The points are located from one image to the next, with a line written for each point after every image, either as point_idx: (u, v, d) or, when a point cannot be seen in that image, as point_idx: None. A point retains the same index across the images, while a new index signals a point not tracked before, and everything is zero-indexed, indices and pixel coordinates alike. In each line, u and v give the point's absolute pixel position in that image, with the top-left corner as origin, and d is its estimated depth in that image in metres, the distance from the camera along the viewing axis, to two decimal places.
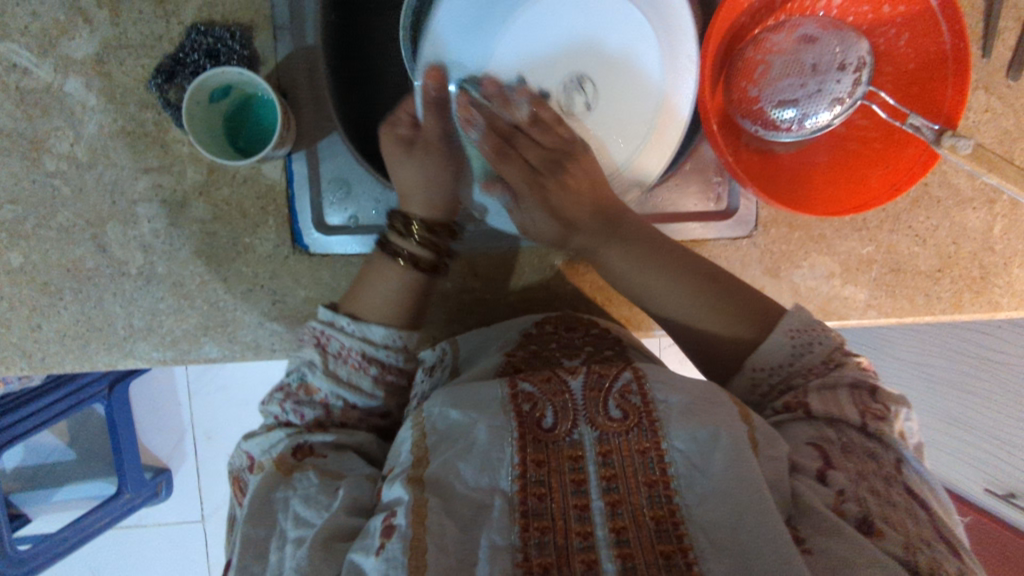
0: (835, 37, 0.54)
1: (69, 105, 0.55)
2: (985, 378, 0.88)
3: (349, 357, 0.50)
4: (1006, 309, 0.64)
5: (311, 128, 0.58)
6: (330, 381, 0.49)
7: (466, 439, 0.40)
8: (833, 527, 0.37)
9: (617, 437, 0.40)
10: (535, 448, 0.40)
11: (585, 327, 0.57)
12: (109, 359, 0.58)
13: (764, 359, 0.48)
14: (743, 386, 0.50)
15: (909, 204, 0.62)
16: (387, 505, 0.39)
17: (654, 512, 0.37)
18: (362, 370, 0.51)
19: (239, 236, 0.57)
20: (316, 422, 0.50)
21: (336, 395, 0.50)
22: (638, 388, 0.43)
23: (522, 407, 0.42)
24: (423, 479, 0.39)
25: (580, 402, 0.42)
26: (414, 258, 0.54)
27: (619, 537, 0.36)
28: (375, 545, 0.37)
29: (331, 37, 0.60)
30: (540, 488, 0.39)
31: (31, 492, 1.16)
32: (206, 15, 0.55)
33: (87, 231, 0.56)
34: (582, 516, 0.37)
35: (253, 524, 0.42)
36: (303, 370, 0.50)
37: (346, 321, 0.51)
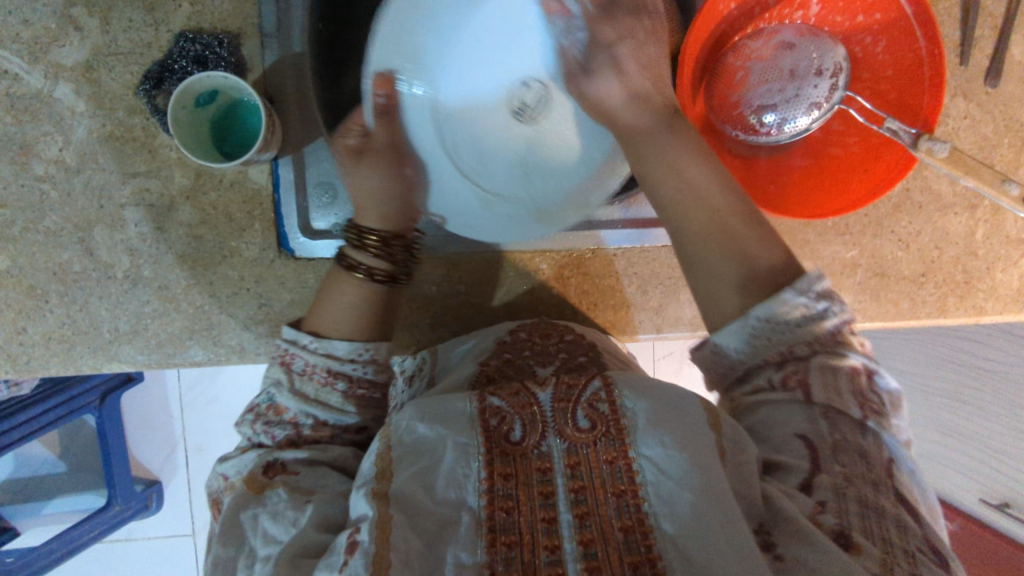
0: (811, 44, 0.56)
1: (58, 111, 0.56)
2: (981, 385, 0.88)
3: (315, 374, 0.50)
4: (990, 313, 0.64)
5: (296, 134, 0.59)
6: (297, 400, 0.49)
7: (431, 456, 0.40)
8: (806, 537, 0.36)
9: (585, 449, 0.40)
10: (503, 462, 0.40)
11: (560, 333, 0.57)
12: (94, 363, 0.58)
13: (770, 314, 0.44)
14: (731, 346, 0.46)
15: (890, 209, 0.63)
16: (353, 522, 0.39)
17: (622, 523, 0.37)
18: (329, 385, 0.50)
19: (224, 240, 0.57)
20: (288, 440, 0.49)
21: (305, 413, 0.49)
22: (606, 396, 0.42)
23: (490, 421, 0.42)
24: (388, 495, 0.39)
25: (549, 413, 0.42)
26: (371, 271, 0.52)
27: (587, 550, 0.36)
28: (339, 563, 0.37)
29: (318, 44, 0.61)
30: (508, 502, 0.38)
31: (20, 505, 1.16)
32: (195, 24, 0.56)
33: (74, 234, 0.56)
34: (549, 528, 0.37)
35: (223, 547, 0.43)
36: (271, 391, 0.50)
37: (308, 338, 0.51)
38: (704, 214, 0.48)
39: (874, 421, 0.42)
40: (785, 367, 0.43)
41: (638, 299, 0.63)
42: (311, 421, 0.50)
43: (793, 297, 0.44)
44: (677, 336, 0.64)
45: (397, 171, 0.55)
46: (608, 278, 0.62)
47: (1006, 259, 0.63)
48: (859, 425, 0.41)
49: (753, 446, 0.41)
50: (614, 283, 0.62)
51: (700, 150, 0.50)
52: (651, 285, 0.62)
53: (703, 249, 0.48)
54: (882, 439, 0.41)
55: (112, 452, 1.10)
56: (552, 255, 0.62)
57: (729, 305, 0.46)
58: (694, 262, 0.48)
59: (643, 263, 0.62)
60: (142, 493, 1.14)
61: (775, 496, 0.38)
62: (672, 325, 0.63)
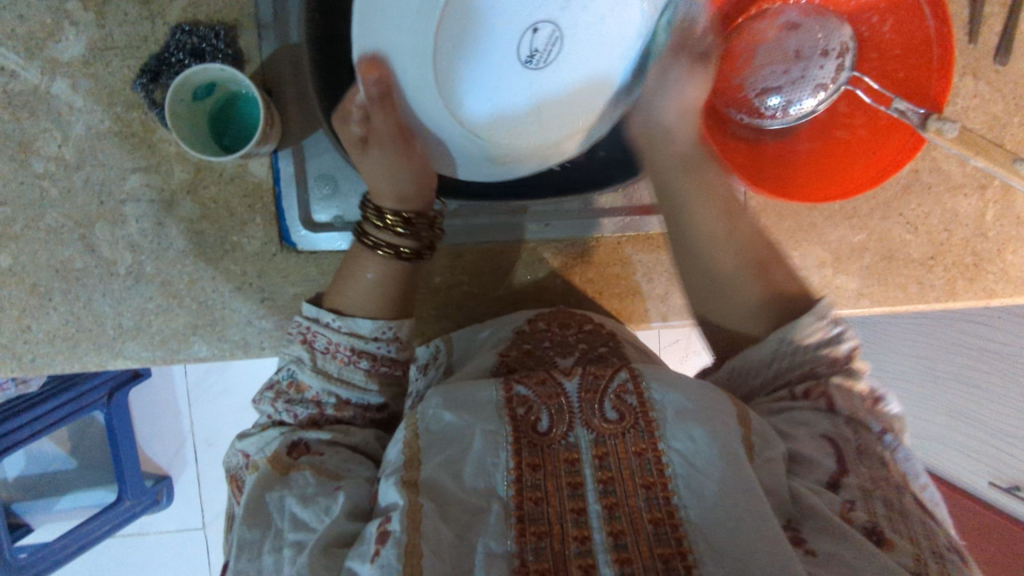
0: (816, 23, 0.55)
1: (56, 107, 0.55)
2: (987, 366, 0.88)
3: (338, 352, 0.49)
4: (1001, 295, 0.63)
5: (295, 126, 0.58)
6: (320, 378, 0.48)
7: (459, 444, 0.40)
8: (839, 533, 0.36)
9: (613, 440, 0.40)
10: (531, 452, 0.40)
11: (579, 323, 0.57)
12: (99, 360, 0.58)
13: (791, 337, 0.47)
14: (755, 360, 0.48)
15: (899, 191, 0.62)
16: (382, 511, 0.39)
17: (652, 515, 0.37)
18: (353, 364, 0.49)
19: (227, 235, 0.57)
20: (311, 419, 0.49)
21: (328, 392, 0.49)
22: (634, 388, 0.42)
23: (517, 411, 0.42)
24: (417, 484, 0.38)
25: (576, 403, 0.42)
26: (393, 246, 0.49)
27: (617, 542, 0.36)
28: (370, 552, 0.37)
29: (316, 36, 0.60)
30: (536, 492, 0.38)
31: (32, 501, 1.17)
32: (191, 16, 0.56)
33: (76, 231, 0.56)
34: (579, 519, 0.37)
35: (248, 528, 0.42)
36: (292, 367, 0.49)
37: (330, 317, 0.49)
38: (709, 236, 0.53)
39: (892, 435, 0.44)
40: (808, 381, 0.46)
41: (645, 287, 0.62)
42: (336, 398, 0.49)
43: (813, 321, 0.47)
44: (683, 324, 0.63)
45: (408, 148, 0.47)
46: (613, 267, 0.62)
47: (1017, 240, 0.62)
48: (878, 437, 0.43)
49: (780, 442, 0.41)
50: (619, 271, 0.62)
51: (705, 179, 0.54)
52: (657, 272, 0.62)
53: (706, 260, 0.52)
54: (896, 453, 0.43)
55: (121, 448, 1.10)
56: (556, 244, 0.61)
57: (738, 318, 0.51)
58: (692, 268, 0.53)
59: (648, 251, 0.62)
60: (152, 488, 1.15)
61: (802, 491, 0.39)
62: (679, 313, 0.63)
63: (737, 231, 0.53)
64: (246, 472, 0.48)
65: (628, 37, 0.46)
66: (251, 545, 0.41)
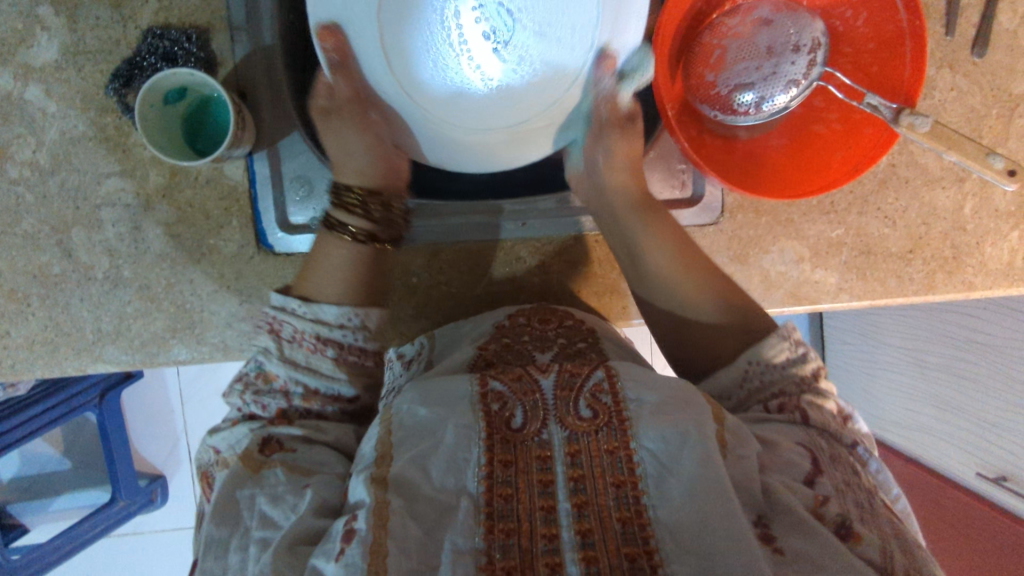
0: (788, 20, 0.55)
1: (29, 113, 0.55)
2: (978, 360, 0.86)
3: (304, 340, 0.49)
4: (981, 288, 0.63)
5: (271, 128, 0.58)
6: (287, 368, 0.49)
7: (432, 439, 0.40)
8: (806, 527, 0.37)
9: (586, 437, 0.40)
10: (503, 448, 0.40)
11: (559, 319, 0.56)
12: (79, 364, 0.58)
13: (758, 357, 0.48)
14: (727, 384, 0.49)
15: (876, 185, 0.62)
16: (350, 509, 0.39)
17: (621, 514, 0.37)
18: (319, 353, 0.49)
19: (203, 237, 0.57)
20: (279, 411, 0.49)
21: (295, 381, 0.49)
22: (609, 387, 0.43)
23: (492, 406, 0.42)
24: (387, 481, 0.38)
25: (551, 402, 0.42)
26: (356, 232, 0.53)
27: (584, 540, 0.36)
28: (336, 550, 0.36)
29: (290, 37, 0.60)
30: (507, 489, 0.38)
31: (27, 502, 1.17)
32: (163, 19, 0.56)
33: (52, 237, 0.56)
34: (548, 517, 0.37)
35: (216, 524, 0.41)
36: (260, 358, 0.49)
37: (297, 302, 0.50)
38: (668, 283, 0.53)
39: (863, 447, 0.45)
40: (777, 396, 0.47)
41: (623, 284, 0.62)
42: (302, 388, 0.49)
43: (780, 343, 0.48)
44: None
45: (365, 119, 0.55)
46: (592, 264, 0.62)
47: (995, 233, 0.62)
48: (849, 448, 0.45)
49: (756, 442, 0.41)
50: (598, 269, 0.62)
51: (655, 220, 0.55)
52: None
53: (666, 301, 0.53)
54: (867, 464, 0.45)
55: (114, 448, 1.10)
56: (534, 242, 0.62)
57: (707, 336, 0.51)
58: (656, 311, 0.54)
59: None
60: (146, 488, 1.16)
61: (774, 488, 0.39)
62: None
63: (692, 274, 0.53)
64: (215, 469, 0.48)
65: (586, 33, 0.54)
66: (219, 543, 0.41)
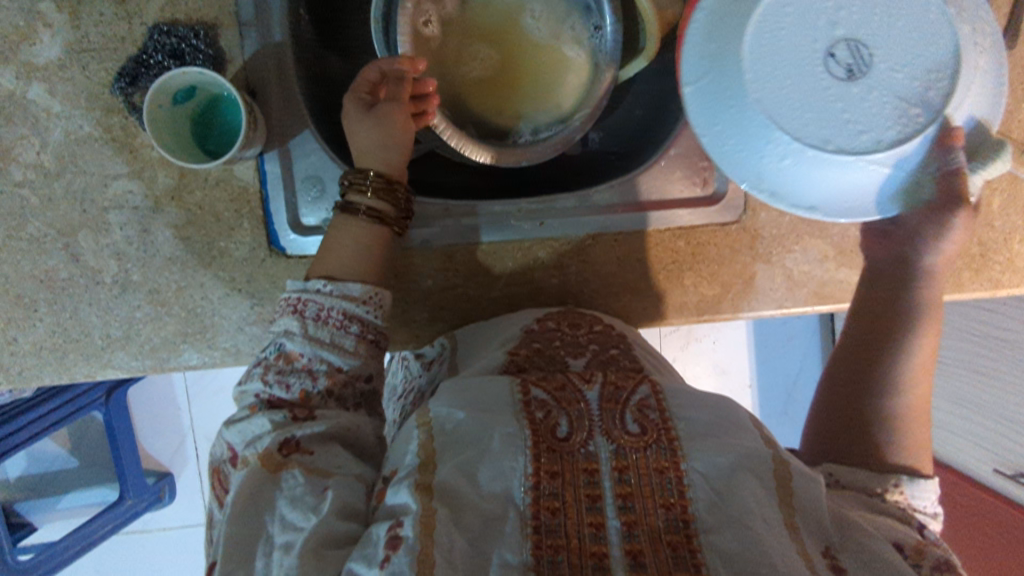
0: None
1: (32, 112, 0.54)
2: (996, 357, 0.86)
3: (329, 317, 0.47)
4: (1007, 286, 0.62)
5: (281, 126, 0.56)
6: (310, 346, 0.46)
7: (476, 447, 0.39)
8: (880, 564, 0.36)
9: (634, 453, 0.38)
10: (549, 458, 0.38)
11: (588, 324, 0.55)
12: (88, 371, 0.56)
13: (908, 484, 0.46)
14: (864, 477, 0.46)
15: None
16: (393, 512, 0.37)
17: (670, 538, 0.35)
18: (343, 330, 0.47)
19: (214, 240, 0.56)
20: (303, 392, 0.46)
21: (319, 359, 0.46)
22: (655, 403, 0.41)
23: (535, 415, 0.41)
24: (432, 488, 0.37)
25: (596, 412, 0.41)
26: (374, 211, 0.51)
27: (635, 561, 0.34)
28: (380, 557, 0.35)
29: (303, 34, 0.59)
30: (553, 501, 0.36)
31: (34, 500, 1.16)
32: (169, 14, 0.54)
33: (59, 240, 0.55)
34: (597, 534, 0.35)
35: (235, 528, 0.38)
36: (281, 339, 0.47)
37: (321, 282, 0.48)
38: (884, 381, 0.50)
39: None
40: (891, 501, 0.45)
41: (643, 285, 0.61)
42: (328, 365, 0.46)
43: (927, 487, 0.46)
44: (681, 322, 0.62)
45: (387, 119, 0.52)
46: (610, 265, 0.61)
47: None
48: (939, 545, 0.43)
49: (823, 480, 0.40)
50: (616, 270, 0.61)
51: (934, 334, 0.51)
52: (656, 270, 0.61)
53: (871, 396, 0.50)
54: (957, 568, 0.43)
55: (122, 446, 1.10)
56: (552, 244, 0.60)
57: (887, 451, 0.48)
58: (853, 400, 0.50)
59: (645, 246, 0.60)
60: (155, 486, 1.15)
61: (850, 523, 0.38)
62: (678, 311, 0.61)
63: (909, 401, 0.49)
64: (234, 467, 0.44)
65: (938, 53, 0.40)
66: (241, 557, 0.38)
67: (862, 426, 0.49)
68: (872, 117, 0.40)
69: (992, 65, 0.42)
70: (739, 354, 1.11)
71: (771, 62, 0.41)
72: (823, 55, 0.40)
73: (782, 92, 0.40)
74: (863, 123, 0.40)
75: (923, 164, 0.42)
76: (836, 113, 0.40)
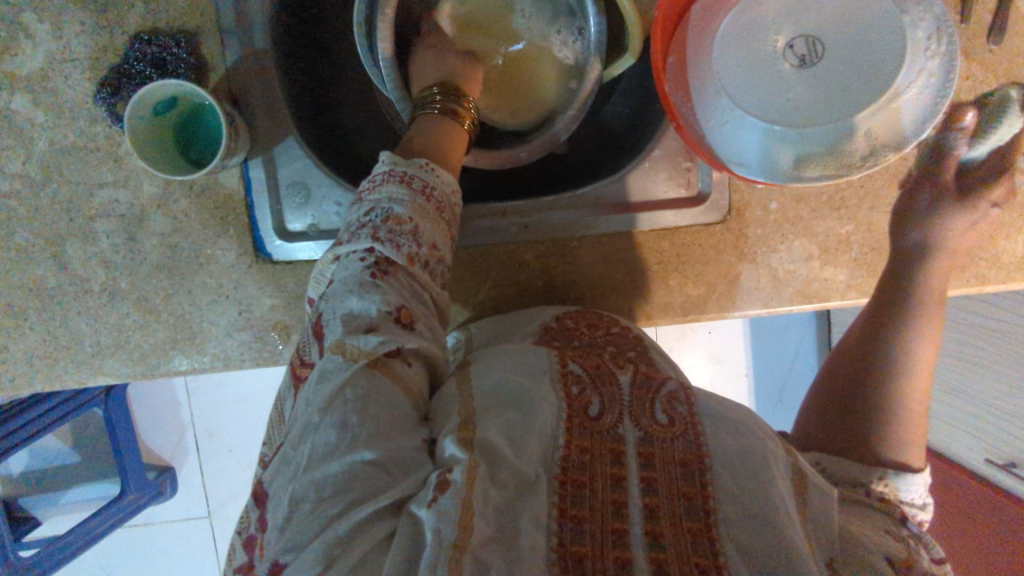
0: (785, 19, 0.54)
1: (17, 124, 0.54)
2: (987, 344, 0.85)
3: (431, 195, 0.42)
4: (993, 283, 0.60)
5: (265, 133, 0.56)
6: (420, 217, 0.40)
7: (517, 410, 0.37)
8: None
9: (661, 442, 0.37)
10: (581, 434, 0.37)
11: (606, 325, 0.53)
12: (79, 378, 0.57)
13: (891, 481, 0.50)
14: (849, 474, 0.51)
15: (888, 179, 0.59)
16: (443, 463, 0.35)
17: (690, 524, 0.34)
18: (441, 209, 0.42)
19: (200, 247, 0.56)
20: (412, 257, 0.39)
21: (427, 233, 0.40)
22: (685, 398, 0.40)
23: (571, 389, 0.40)
24: (474, 442, 0.35)
25: (627, 397, 0.40)
26: (448, 108, 0.52)
27: (655, 540, 0.33)
28: (429, 497, 0.33)
29: (284, 40, 0.59)
30: (580, 476, 0.35)
31: (41, 495, 1.18)
32: (150, 23, 0.54)
33: (46, 250, 0.55)
34: (620, 511, 0.34)
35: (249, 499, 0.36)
36: (386, 204, 0.40)
37: (421, 160, 0.43)
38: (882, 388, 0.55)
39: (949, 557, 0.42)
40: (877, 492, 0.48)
41: (627, 284, 0.61)
42: (429, 239, 0.41)
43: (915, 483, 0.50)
44: (668, 322, 0.61)
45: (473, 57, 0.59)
46: (593, 267, 0.61)
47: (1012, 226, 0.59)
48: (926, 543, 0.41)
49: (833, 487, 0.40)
50: (600, 272, 0.61)
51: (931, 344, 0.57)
52: (639, 272, 0.61)
53: (872, 401, 0.55)
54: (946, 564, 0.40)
55: (122, 441, 1.10)
56: (537, 245, 0.61)
57: (881, 449, 0.52)
58: (858, 400, 0.56)
59: (629, 247, 0.60)
60: (156, 480, 1.15)
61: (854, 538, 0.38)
62: (663, 311, 0.61)
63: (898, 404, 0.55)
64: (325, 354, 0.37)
65: (881, 58, 0.49)
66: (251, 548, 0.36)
67: (863, 427, 0.54)
68: (812, 98, 0.50)
69: (944, 62, 0.49)
70: (735, 345, 1.11)
71: (732, 56, 0.52)
72: (777, 52, 0.51)
73: (783, 81, 0.50)
74: (793, 93, 0.50)
75: (847, 143, 0.50)
76: (779, 95, 0.50)
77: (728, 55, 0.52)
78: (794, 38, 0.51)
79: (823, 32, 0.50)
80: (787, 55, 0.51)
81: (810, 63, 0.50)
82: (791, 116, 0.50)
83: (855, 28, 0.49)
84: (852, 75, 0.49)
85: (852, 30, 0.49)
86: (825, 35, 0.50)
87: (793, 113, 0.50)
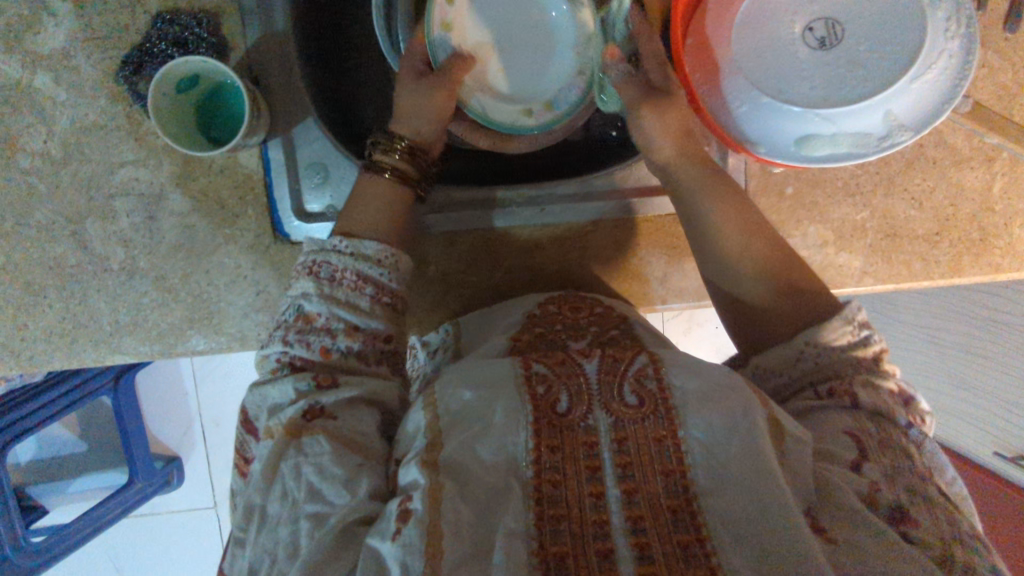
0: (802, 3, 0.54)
1: (39, 101, 0.55)
2: (994, 337, 0.84)
3: (344, 278, 0.44)
4: (1008, 271, 0.60)
5: (283, 115, 0.57)
6: (328, 305, 0.43)
7: (481, 421, 0.36)
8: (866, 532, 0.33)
9: (632, 425, 0.36)
10: (549, 433, 0.36)
11: (589, 307, 0.54)
12: (96, 356, 0.57)
13: (814, 338, 0.43)
14: (778, 360, 0.44)
15: (903, 166, 0.60)
16: (404, 489, 0.35)
17: (670, 503, 0.34)
18: (359, 290, 0.44)
19: (217, 228, 0.56)
20: (324, 350, 0.42)
21: (336, 318, 0.43)
22: (654, 372, 0.38)
23: (536, 389, 0.38)
24: (439, 465, 0.35)
25: (594, 386, 0.38)
26: (402, 176, 0.51)
27: (636, 526, 0.33)
28: (390, 530, 0.33)
29: (304, 25, 0.59)
30: (555, 475, 0.35)
31: (49, 483, 1.19)
32: (172, 4, 0.55)
33: (66, 228, 0.55)
34: (597, 504, 0.34)
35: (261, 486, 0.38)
36: (299, 300, 0.44)
37: (338, 240, 0.45)
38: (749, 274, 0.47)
39: (918, 428, 0.40)
40: (829, 380, 0.42)
41: (642, 269, 0.61)
42: (348, 325, 0.43)
43: (839, 323, 0.43)
44: (682, 307, 0.62)
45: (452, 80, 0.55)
46: (604, 249, 0.61)
47: None
48: (904, 430, 0.40)
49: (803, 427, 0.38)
50: (613, 254, 0.61)
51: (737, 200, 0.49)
52: (655, 256, 0.61)
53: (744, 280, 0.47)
54: (923, 447, 0.40)
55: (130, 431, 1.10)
56: (554, 229, 0.61)
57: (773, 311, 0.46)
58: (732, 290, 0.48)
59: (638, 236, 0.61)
60: (163, 470, 1.15)
61: (832, 482, 0.36)
62: (677, 296, 0.61)
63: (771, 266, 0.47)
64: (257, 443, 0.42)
65: (900, 43, 0.49)
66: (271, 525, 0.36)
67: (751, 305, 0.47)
68: (829, 80, 0.50)
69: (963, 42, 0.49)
70: None
71: (751, 36, 0.52)
72: (796, 34, 0.51)
73: (800, 62, 0.51)
74: (811, 78, 0.50)
75: (865, 125, 0.49)
76: (795, 76, 0.51)
77: (745, 36, 0.52)
78: (813, 21, 0.51)
79: (840, 17, 0.51)
80: (806, 37, 0.51)
81: (828, 46, 0.51)
82: (808, 97, 0.50)
83: (872, 15, 0.50)
84: (873, 61, 0.50)
85: (868, 18, 0.50)
86: (843, 21, 0.51)
87: (810, 95, 0.50)
